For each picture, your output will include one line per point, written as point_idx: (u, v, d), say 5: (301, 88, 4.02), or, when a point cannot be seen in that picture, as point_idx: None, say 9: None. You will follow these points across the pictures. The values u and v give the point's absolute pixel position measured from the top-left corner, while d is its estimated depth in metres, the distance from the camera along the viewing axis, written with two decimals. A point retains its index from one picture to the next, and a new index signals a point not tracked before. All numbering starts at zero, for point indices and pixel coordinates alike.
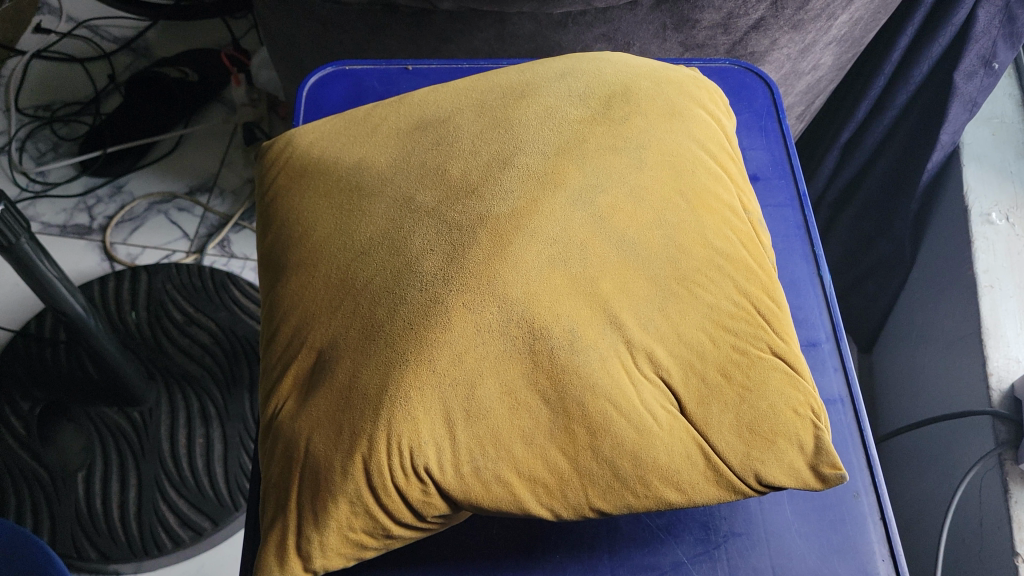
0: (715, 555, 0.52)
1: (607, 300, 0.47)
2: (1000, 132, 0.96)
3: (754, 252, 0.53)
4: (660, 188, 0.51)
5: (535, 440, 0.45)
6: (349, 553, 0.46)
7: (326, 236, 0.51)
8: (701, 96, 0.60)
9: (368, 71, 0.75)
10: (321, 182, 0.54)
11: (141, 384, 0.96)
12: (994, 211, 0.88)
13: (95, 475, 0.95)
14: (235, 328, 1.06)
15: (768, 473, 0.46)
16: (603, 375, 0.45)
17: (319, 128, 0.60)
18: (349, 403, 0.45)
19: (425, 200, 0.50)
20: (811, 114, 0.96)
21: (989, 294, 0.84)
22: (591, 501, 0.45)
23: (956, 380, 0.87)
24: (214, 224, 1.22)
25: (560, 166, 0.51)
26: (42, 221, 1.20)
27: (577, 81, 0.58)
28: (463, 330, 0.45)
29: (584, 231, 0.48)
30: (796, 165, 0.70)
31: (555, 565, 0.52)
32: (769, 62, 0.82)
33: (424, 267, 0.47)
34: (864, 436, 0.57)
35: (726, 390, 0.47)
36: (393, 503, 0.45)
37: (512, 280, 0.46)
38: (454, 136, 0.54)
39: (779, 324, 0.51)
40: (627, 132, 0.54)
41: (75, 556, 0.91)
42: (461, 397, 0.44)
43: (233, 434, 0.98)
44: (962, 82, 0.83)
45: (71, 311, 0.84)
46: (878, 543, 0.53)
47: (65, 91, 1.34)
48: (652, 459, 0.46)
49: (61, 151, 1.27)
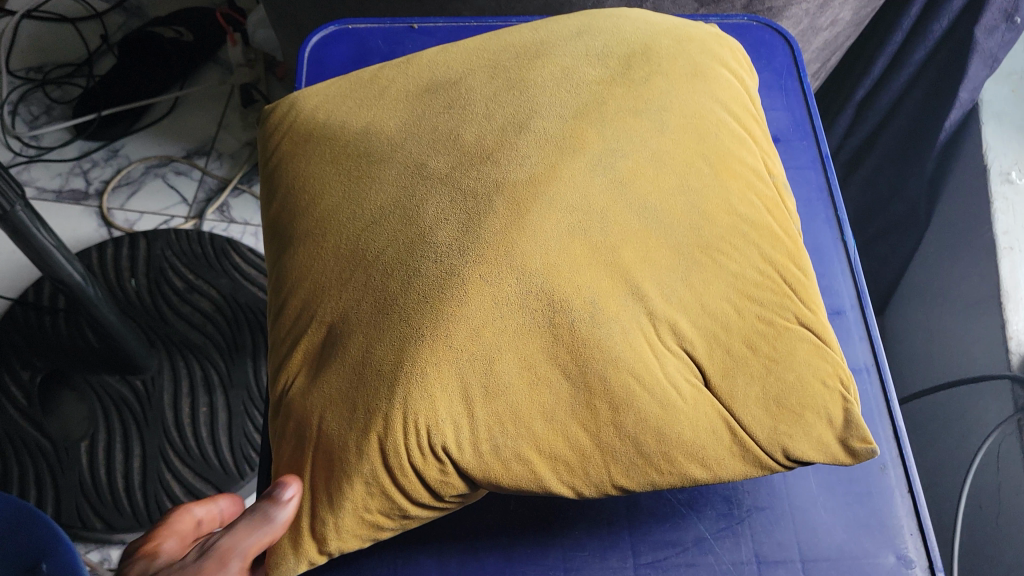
0: (738, 530, 0.51)
1: (629, 270, 0.45)
2: (1019, 89, 0.93)
3: (779, 218, 0.51)
4: (682, 153, 0.49)
5: (557, 417, 0.43)
6: (365, 535, 0.45)
7: (334, 205, 0.49)
8: (724, 55, 0.57)
9: (372, 30, 0.73)
10: (327, 148, 0.52)
11: (142, 352, 0.95)
12: (1015, 170, 0.86)
13: (99, 444, 0.94)
14: (237, 294, 1.05)
15: (796, 448, 0.45)
16: (626, 348, 0.44)
17: (323, 91, 0.57)
18: (362, 380, 0.43)
19: (437, 165, 0.48)
20: (825, 71, 0.93)
21: (1008, 256, 0.82)
22: (614, 479, 0.44)
23: (973, 343, 0.85)
24: (212, 189, 1.20)
25: (580, 129, 0.49)
26: (37, 186, 1.18)
27: (595, 40, 0.55)
28: (481, 302, 0.43)
29: (605, 199, 0.46)
30: (819, 126, 0.68)
31: (574, 541, 0.51)
32: (786, 18, 0.78)
33: (439, 237, 0.45)
34: (890, 406, 0.56)
35: (752, 361, 0.46)
36: (411, 483, 0.43)
37: (531, 250, 0.44)
38: (467, 99, 0.52)
39: (806, 293, 0.49)
40: (647, 95, 0.51)
41: (80, 527, 0.90)
42: (479, 372, 0.42)
43: (237, 403, 0.97)
44: (982, 37, 0.81)
45: (68, 279, 0.82)
46: (906, 517, 0.51)
47: (56, 52, 1.31)
48: (676, 434, 0.44)
49: (55, 115, 1.24)
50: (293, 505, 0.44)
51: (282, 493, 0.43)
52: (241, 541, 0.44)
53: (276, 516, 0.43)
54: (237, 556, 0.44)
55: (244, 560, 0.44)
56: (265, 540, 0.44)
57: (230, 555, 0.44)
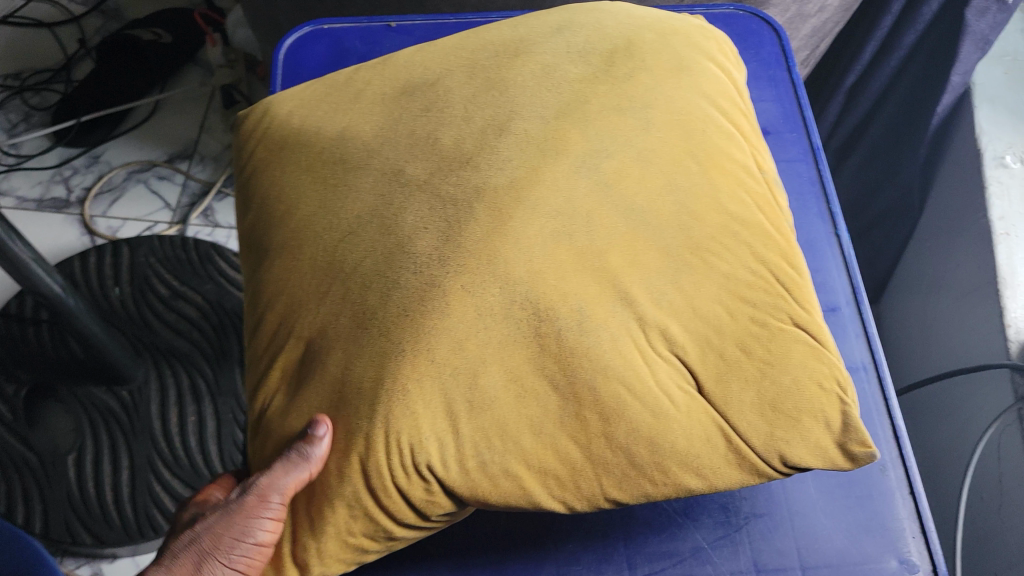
0: (736, 538, 0.50)
1: (616, 275, 0.43)
2: (1012, 71, 0.92)
3: (771, 216, 0.50)
4: (669, 151, 0.48)
5: (545, 429, 0.41)
6: (350, 558, 0.44)
7: (309, 215, 0.47)
8: (710, 48, 0.56)
9: (348, 30, 0.71)
10: (302, 156, 0.51)
11: (127, 362, 0.93)
12: (1009, 154, 0.84)
13: (86, 457, 0.92)
14: (223, 300, 1.03)
15: (793, 453, 0.44)
16: (615, 356, 0.42)
17: (298, 95, 0.56)
18: (343, 398, 0.41)
19: (415, 171, 0.46)
20: (814, 58, 0.92)
21: (1005, 242, 0.80)
22: (606, 491, 0.43)
23: (971, 331, 0.84)
24: (196, 193, 1.18)
25: (562, 130, 0.47)
26: (17, 196, 1.16)
27: (576, 36, 0.54)
28: (463, 314, 0.41)
29: (590, 202, 0.45)
30: (809, 117, 0.67)
31: (568, 555, 0.50)
32: (774, 6, 0.76)
33: (418, 247, 0.43)
34: (889, 405, 0.54)
35: (746, 366, 0.44)
36: (395, 504, 0.42)
37: (515, 259, 0.42)
38: (445, 101, 0.50)
39: (799, 292, 0.47)
40: (631, 92, 0.50)
41: (70, 542, 0.89)
42: (463, 387, 0.41)
43: (225, 410, 0.96)
44: (974, 19, 0.78)
45: (47, 291, 0.80)
46: (908, 519, 0.50)
47: (33, 58, 1.28)
48: (670, 444, 0.43)
49: (33, 122, 1.22)
50: (327, 441, 0.41)
51: (316, 432, 0.41)
52: (280, 479, 0.41)
53: (314, 454, 0.40)
54: (276, 493, 0.42)
55: (285, 496, 0.42)
56: (304, 477, 0.41)
57: (270, 492, 0.42)
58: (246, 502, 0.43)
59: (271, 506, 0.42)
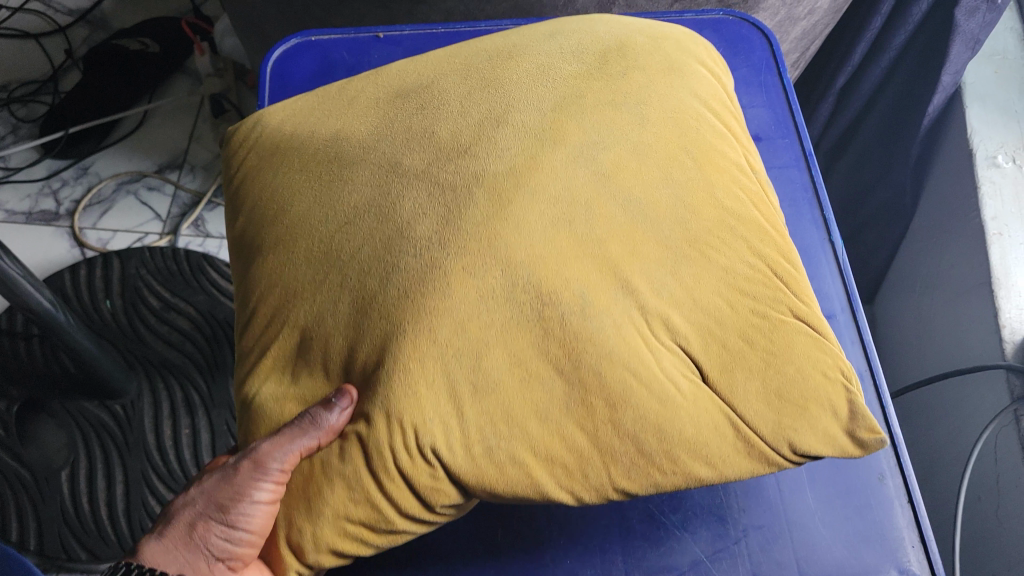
0: (735, 551, 0.50)
1: (617, 264, 0.43)
2: (1002, 70, 0.92)
3: (766, 212, 0.49)
4: (663, 146, 0.47)
5: (551, 415, 0.41)
6: (350, 551, 0.43)
7: (304, 210, 0.47)
8: (700, 53, 0.56)
9: (336, 41, 0.71)
10: (296, 156, 0.50)
11: (119, 376, 0.93)
12: (1001, 153, 0.84)
13: (80, 473, 0.92)
14: (215, 311, 1.02)
15: (802, 442, 0.43)
16: (619, 342, 0.42)
17: (289, 107, 0.55)
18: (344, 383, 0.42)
19: (412, 162, 0.46)
20: (804, 60, 0.91)
21: (998, 241, 0.80)
22: (615, 482, 0.42)
23: (965, 331, 0.84)
24: (186, 203, 1.17)
25: (558, 122, 0.47)
26: (6, 209, 1.15)
27: (568, 40, 0.53)
28: (464, 296, 0.41)
29: (589, 190, 0.44)
30: (800, 122, 0.67)
31: (566, 570, 0.50)
32: (763, 10, 0.76)
33: (417, 232, 0.43)
34: (885, 410, 0.54)
35: (750, 355, 0.43)
36: (398, 488, 0.41)
37: (515, 244, 0.42)
38: (439, 100, 0.50)
39: (797, 287, 0.47)
40: (625, 88, 0.49)
41: (65, 558, 0.88)
42: (467, 369, 0.40)
43: (219, 422, 0.95)
44: (963, 19, 0.78)
45: (37, 306, 0.79)
46: (908, 529, 0.51)
47: (20, 69, 1.28)
48: (679, 431, 0.42)
49: (21, 135, 1.22)
50: (344, 414, 0.41)
51: (337, 401, 0.41)
52: (285, 447, 0.41)
53: (326, 421, 0.40)
54: (276, 463, 0.41)
55: (285, 466, 0.41)
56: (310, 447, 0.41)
57: (270, 460, 0.41)
58: (244, 471, 0.42)
59: (269, 474, 0.41)
